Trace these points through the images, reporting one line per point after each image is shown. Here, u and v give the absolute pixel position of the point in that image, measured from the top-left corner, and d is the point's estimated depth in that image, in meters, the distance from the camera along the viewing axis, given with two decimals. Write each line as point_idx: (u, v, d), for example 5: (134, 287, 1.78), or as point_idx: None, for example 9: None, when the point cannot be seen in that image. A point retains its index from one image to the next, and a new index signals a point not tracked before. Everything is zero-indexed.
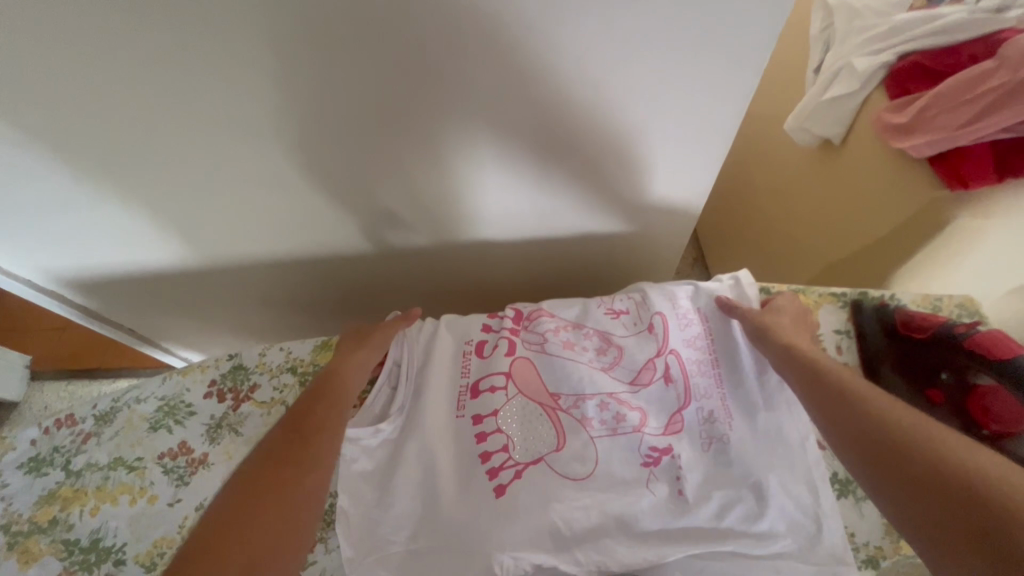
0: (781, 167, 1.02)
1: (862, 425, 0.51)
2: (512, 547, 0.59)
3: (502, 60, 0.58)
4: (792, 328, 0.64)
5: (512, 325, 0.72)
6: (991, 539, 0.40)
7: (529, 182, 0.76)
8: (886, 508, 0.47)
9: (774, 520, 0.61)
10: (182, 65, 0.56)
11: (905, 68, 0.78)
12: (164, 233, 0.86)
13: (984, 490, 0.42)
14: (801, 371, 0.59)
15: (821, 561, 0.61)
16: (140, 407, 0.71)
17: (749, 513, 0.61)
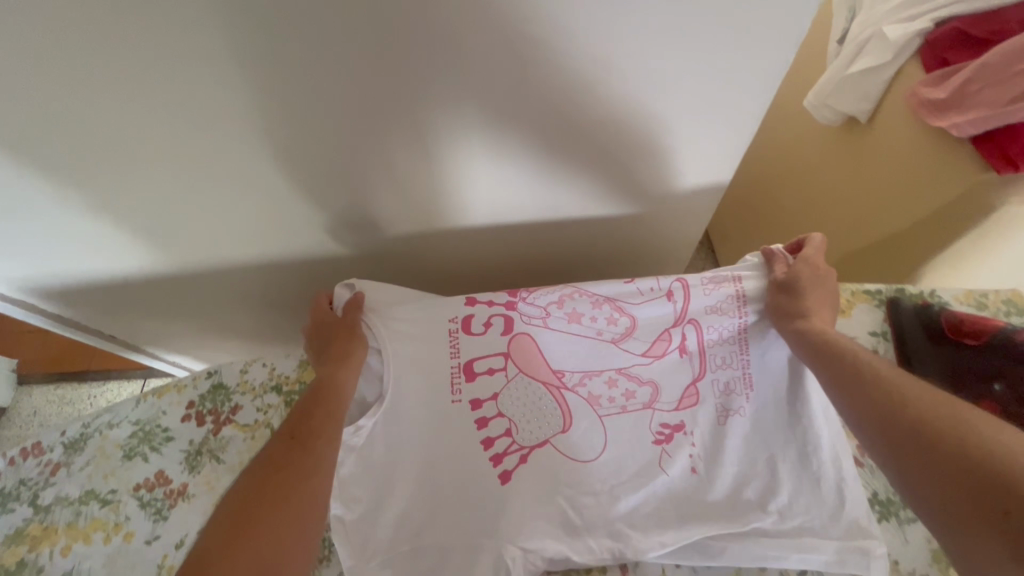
0: (805, 125, 0.94)
1: (865, 398, 0.47)
2: (523, 537, 0.57)
3: (498, 41, 0.51)
4: (813, 301, 0.57)
5: (508, 299, 0.64)
6: (1011, 520, 0.35)
7: (532, 173, 0.69)
8: (901, 487, 0.42)
9: (794, 495, 0.57)
10: (134, 58, 0.49)
11: (944, 37, 0.70)
12: (135, 240, 0.79)
13: (1003, 466, 0.37)
14: (812, 350, 0.53)
15: (845, 532, 0.56)
16: (113, 433, 0.65)
17: (765, 489, 0.58)
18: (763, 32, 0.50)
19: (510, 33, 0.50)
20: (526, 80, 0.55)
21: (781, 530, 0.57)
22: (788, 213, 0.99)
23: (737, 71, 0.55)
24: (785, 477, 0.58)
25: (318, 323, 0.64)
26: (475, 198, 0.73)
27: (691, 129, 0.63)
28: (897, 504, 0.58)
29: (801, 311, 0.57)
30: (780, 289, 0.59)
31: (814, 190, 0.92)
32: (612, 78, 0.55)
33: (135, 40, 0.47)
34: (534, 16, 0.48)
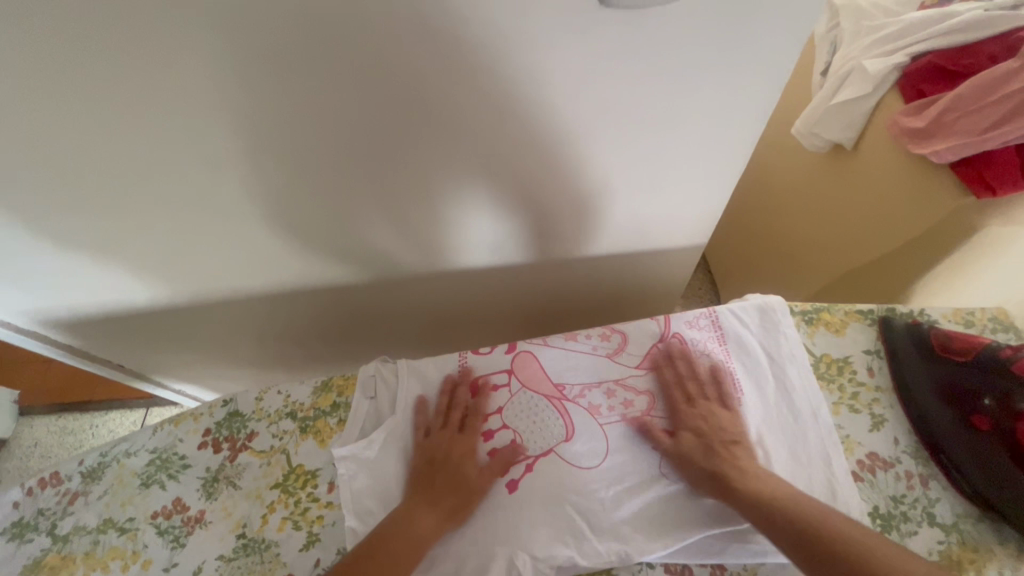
0: (781, 162, 1.01)
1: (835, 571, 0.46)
2: (532, 545, 0.56)
3: (506, 85, 0.55)
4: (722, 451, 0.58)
5: None
6: None
7: (535, 200, 0.74)
8: None
9: None
10: (170, 101, 0.53)
11: (920, 69, 0.75)
12: (154, 269, 0.82)
13: None
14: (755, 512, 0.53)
15: None
16: (130, 461, 0.67)
17: None
18: (753, 69, 0.54)
19: (517, 79, 0.54)
20: (531, 118, 0.59)
21: None
22: (783, 235, 1.02)
23: (726, 109, 0.60)
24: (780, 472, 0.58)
25: (430, 444, 0.62)
26: (480, 227, 0.78)
27: (685, 157, 0.67)
28: (899, 515, 0.55)
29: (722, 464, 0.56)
30: (682, 439, 0.59)
31: (803, 211, 0.96)
32: (612, 117, 0.60)
33: (171, 86, 0.51)
34: (540, 67, 0.53)
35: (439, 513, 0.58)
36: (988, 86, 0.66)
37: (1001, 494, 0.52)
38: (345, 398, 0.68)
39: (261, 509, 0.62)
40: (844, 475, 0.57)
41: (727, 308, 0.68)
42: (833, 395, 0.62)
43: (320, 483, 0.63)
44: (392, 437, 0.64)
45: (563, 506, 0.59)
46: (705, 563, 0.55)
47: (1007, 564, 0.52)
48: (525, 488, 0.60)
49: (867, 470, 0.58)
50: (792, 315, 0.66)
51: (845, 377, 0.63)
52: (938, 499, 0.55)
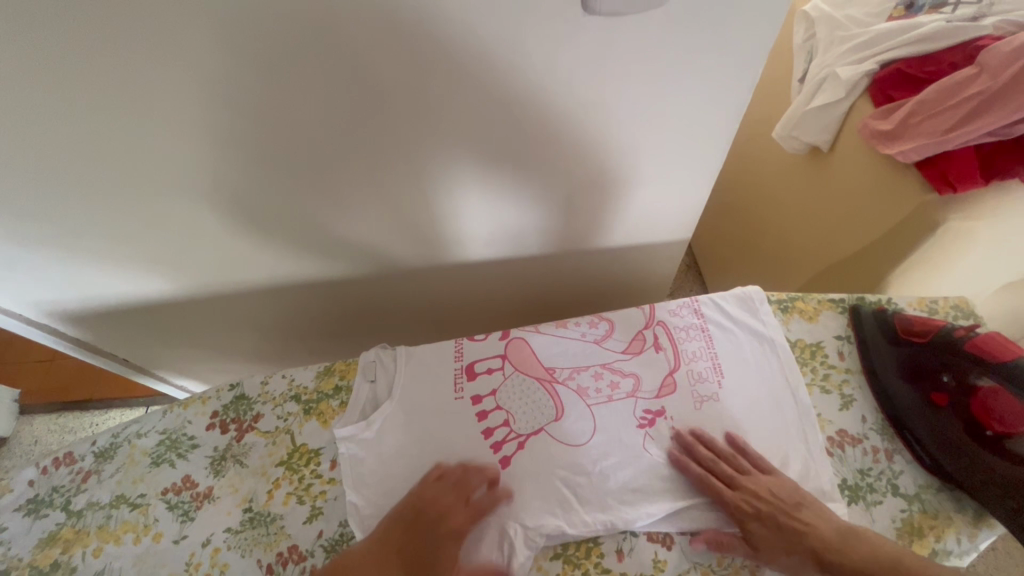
0: (761, 165, 1.06)
1: None
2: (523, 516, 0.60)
3: (500, 85, 0.60)
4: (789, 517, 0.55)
5: None
6: None
7: (527, 196, 0.78)
8: None
9: None
10: (190, 92, 0.57)
11: (888, 76, 0.80)
12: (163, 260, 0.86)
13: None
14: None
15: None
16: (142, 442, 0.70)
17: None
18: (728, 69, 0.59)
19: (510, 80, 0.59)
20: (523, 117, 0.64)
21: None
22: (765, 231, 1.07)
23: (703, 111, 0.65)
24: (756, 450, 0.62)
25: (416, 490, 0.61)
26: (475, 220, 0.82)
27: (668, 155, 0.72)
28: (866, 486, 0.59)
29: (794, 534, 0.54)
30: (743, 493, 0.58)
31: (783, 208, 1.01)
32: (600, 117, 0.65)
33: (192, 78, 0.56)
34: (533, 65, 0.57)
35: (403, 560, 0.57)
36: (948, 91, 0.72)
37: (958, 465, 0.56)
38: (346, 382, 0.72)
39: (266, 486, 0.66)
40: (817, 451, 0.61)
41: (710, 299, 0.73)
42: (807, 377, 0.66)
43: (323, 461, 0.67)
44: (391, 418, 0.68)
45: (553, 479, 0.62)
46: (685, 531, 0.59)
47: (965, 530, 0.56)
48: (517, 463, 0.63)
49: (837, 445, 0.62)
50: (768, 303, 0.71)
51: (818, 360, 0.67)
52: (901, 472, 0.59)
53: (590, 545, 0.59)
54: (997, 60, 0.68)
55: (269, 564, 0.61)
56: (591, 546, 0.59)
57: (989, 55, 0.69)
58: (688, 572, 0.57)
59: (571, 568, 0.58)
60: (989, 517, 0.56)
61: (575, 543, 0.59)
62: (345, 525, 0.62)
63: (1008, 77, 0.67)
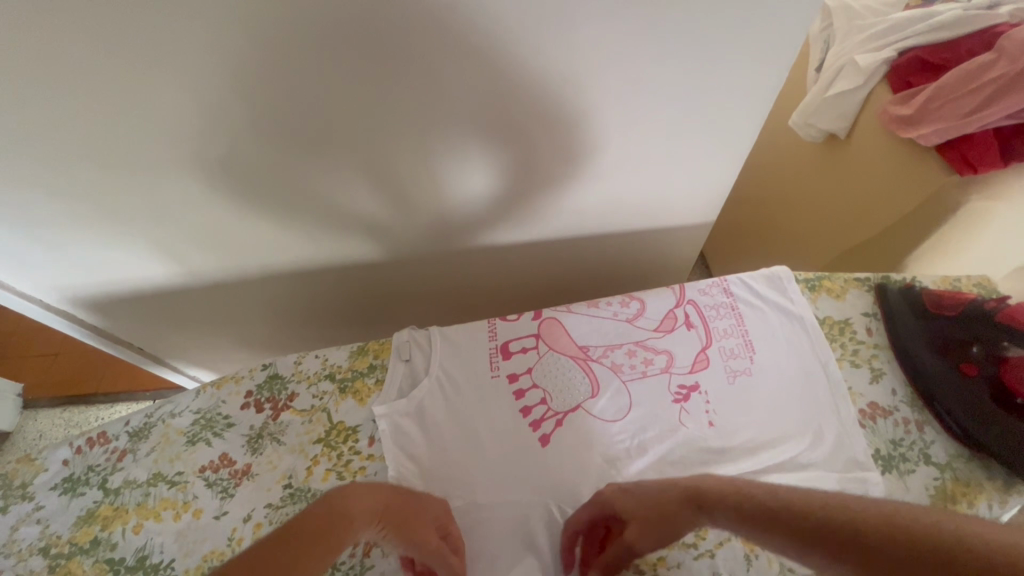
0: (777, 153, 1.08)
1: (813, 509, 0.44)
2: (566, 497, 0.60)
3: (543, 65, 0.61)
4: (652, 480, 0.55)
5: None
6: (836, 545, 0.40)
7: (556, 179, 0.79)
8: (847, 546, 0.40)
9: (804, 447, 0.62)
10: (238, 67, 0.58)
11: (906, 63, 0.82)
12: (188, 242, 0.86)
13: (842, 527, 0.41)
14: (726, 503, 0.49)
15: (844, 468, 0.60)
16: (176, 421, 0.70)
17: (783, 442, 0.62)
18: (764, 49, 0.60)
19: (551, 58, 0.60)
20: (559, 97, 0.65)
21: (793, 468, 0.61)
22: (781, 216, 1.08)
23: (737, 92, 0.66)
24: (791, 421, 0.63)
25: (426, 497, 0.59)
26: (503, 203, 0.82)
27: (698, 138, 0.73)
28: (898, 456, 0.60)
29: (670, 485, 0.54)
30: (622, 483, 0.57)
31: (799, 193, 1.03)
32: (636, 100, 0.66)
33: (241, 52, 0.56)
34: (574, 42, 0.58)
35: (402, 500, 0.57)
36: (968, 76, 0.73)
37: (988, 433, 0.58)
38: (380, 361, 0.73)
39: (305, 462, 0.66)
40: (850, 423, 0.62)
41: (739, 277, 0.74)
42: (836, 352, 0.68)
43: (361, 438, 0.67)
44: (428, 395, 0.69)
45: (592, 453, 0.63)
46: None
47: (996, 497, 0.57)
48: (556, 438, 0.64)
49: (868, 418, 0.63)
50: (796, 282, 0.72)
51: (846, 336, 0.69)
52: (932, 442, 0.61)
53: None
54: (1016, 44, 0.69)
55: None
56: None
57: (1008, 40, 0.70)
58: (729, 540, 0.57)
59: None
60: (1019, 484, 0.58)
61: None
62: None
63: None
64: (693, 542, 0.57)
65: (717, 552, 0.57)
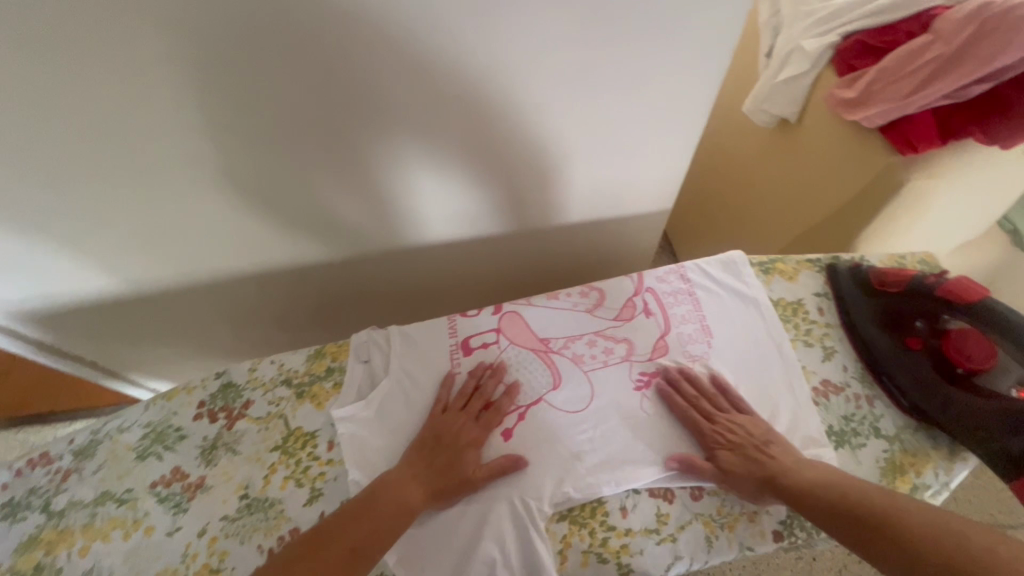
0: (733, 140, 1.09)
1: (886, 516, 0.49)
2: (530, 490, 0.60)
3: (487, 55, 0.60)
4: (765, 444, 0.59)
5: None
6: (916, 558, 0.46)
7: (512, 171, 0.78)
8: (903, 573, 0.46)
9: None
10: (164, 63, 0.55)
11: (850, 47, 0.83)
12: (131, 251, 0.82)
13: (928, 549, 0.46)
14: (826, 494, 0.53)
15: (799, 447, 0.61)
16: (124, 437, 0.68)
17: None
18: (707, 35, 0.61)
19: (496, 49, 0.59)
20: (508, 89, 0.65)
21: None
22: (738, 202, 1.10)
23: (683, 79, 0.67)
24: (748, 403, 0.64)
25: (434, 422, 0.63)
26: (459, 199, 0.82)
27: (650, 127, 0.74)
28: (851, 431, 0.62)
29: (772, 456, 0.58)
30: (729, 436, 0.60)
31: (755, 179, 1.04)
32: (585, 89, 0.66)
33: (168, 47, 0.53)
34: (519, 33, 0.57)
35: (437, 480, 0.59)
36: (908, 57, 0.75)
37: (932, 404, 0.60)
38: (338, 363, 0.71)
39: (262, 472, 0.64)
40: (805, 401, 0.64)
41: (696, 262, 0.75)
42: (790, 333, 0.69)
43: (319, 443, 0.65)
44: (387, 396, 0.67)
45: (554, 445, 0.63)
46: (685, 486, 0.60)
47: (940, 465, 0.60)
48: (519, 434, 0.64)
49: (821, 395, 0.65)
50: (750, 266, 0.73)
51: (799, 317, 0.70)
52: (882, 415, 0.63)
53: (594, 505, 0.60)
54: (951, 25, 0.71)
55: (271, 549, 0.59)
56: (596, 506, 0.59)
57: (944, 22, 0.73)
58: (690, 523, 0.58)
59: (578, 528, 0.58)
60: (962, 451, 0.60)
61: (580, 504, 0.60)
62: None
63: (962, 40, 0.70)
64: (655, 527, 0.58)
65: (679, 536, 0.57)
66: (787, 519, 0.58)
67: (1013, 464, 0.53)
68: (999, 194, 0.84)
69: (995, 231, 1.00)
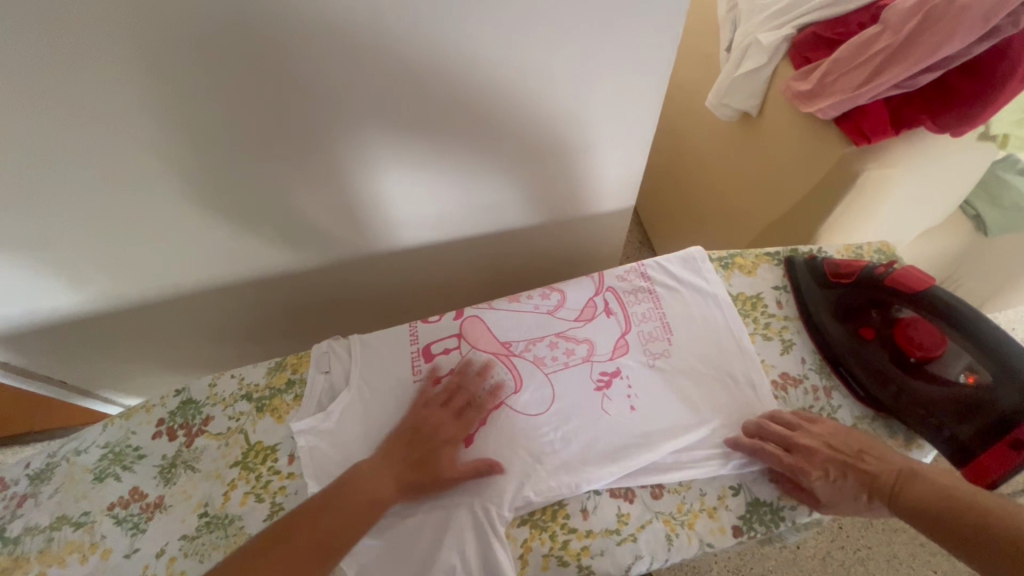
0: (698, 135, 1.09)
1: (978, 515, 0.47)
2: (490, 495, 0.59)
3: (427, 56, 0.59)
4: (856, 456, 0.57)
5: None
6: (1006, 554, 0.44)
7: (470, 175, 0.78)
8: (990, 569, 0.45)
9: (722, 424, 0.63)
10: (95, 77, 0.54)
11: (807, 40, 0.84)
12: (90, 271, 0.81)
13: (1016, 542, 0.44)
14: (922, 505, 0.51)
15: None
16: (81, 459, 0.66)
17: (699, 421, 0.63)
18: (651, 31, 0.61)
19: (441, 52, 0.59)
20: (457, 92, 0.64)
21: (712, 444, 0.62)
22: (705, 197, 1.10)
23: (633, 77, 0.67)
24: (709, 399, 0.65)
25: (411, 416, 0.63)
26: (434, 200, 0.81)
27: (605, 124, 0.74)
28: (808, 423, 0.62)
29: (864, 471, 0.56)
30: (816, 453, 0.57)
31: (720, 173, 1.04)
32: (535, 88, 0.66)
33: (97, 61, 0.52)
34: (461, 34, 0.57)
35: (401, 476, 0.58)
36: (859, 49, 0.76)
37: (885, 394, 0.60)
38: (299, 375, 0.70)
39: (221, 488, 0.63)
40: (764, 394, 0.64)
41: (656, 260, 0.75)
42: (749, 327, 0.69)
43: (280, 456, 0.65)
44: (348, 407, 0.67)
45: (515, 448, 0.63)
46: (646, 485, 0.60)
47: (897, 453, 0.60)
48: (480, 440, 0.64)
49: (781, 388, 0.65)
50: (709, 262, 0.74)
51: (758, 311, 0.70)
52: (839, 407, 0.63)
53: (555, 508, 0.60)
54: (898, 16, 0.72)
55: None
56: (557, 508, 0.59)
57: (892, 13, 0.73)
58: (650, 522, 0.58)
59: (539, 532, 0.58)
60: (919, 438, 0.61)
61: (541, 507, 0.60)
62: None
63: (908, 30, 0.70)
64: (615, 528, 0.58)
65: (639, 535, 0.57)
66: (747, 514, 0.58)
67: (962, 451, 0.55)
68: (954, 184, 0.84)
69: (957, 215, 1.01)
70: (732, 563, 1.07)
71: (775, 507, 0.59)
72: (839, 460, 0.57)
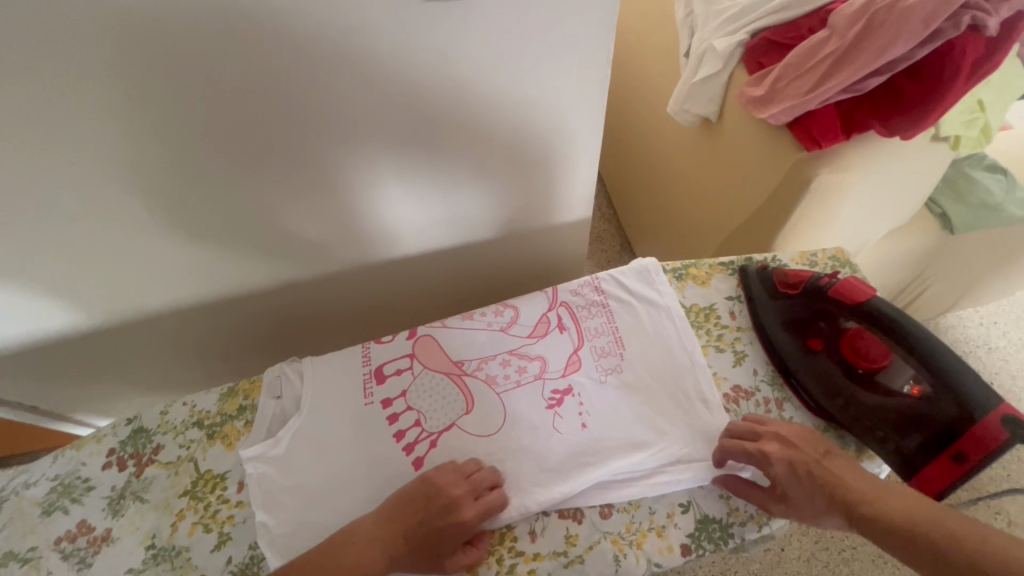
0: (662, 140, 1.09)
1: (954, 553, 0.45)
2: None
3: (358, 78, 0.58)
4: (822, 457, 0.56)
5: None
6: None
7: (422, 190, 0.77)
8: None
9: (671, 440, 0.62)
10: (14, 118, 0.52)
11: (759, 45, 0.84)
12: (43, 301, 0.80)
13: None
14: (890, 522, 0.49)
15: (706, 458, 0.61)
16: (30, 492, 0.66)
17: (648, 437, 0.62)
18: (583, 46, 0.61)
19: (371, 73, 0.58)
20: (394, 111, 0.64)
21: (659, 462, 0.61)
22: (672, 202, 1.10)
23: (572, 90, 0.67)
24: (659, 414, 0.64)
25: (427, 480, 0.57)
26: (411, 211, 0.80)
27: (550, 136, 0.73)
28: None
29: (830, 471, 0.54)
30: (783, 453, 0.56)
31: (684, 179, 1.04)
32: (472, 104, 0.65)
33: (13, 101, 0.51)
34: (389, 56, 0.57)
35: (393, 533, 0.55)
36: (809, 54, 0.76)
37: (835, 405, 0.60)
38: (251, 401, 0.70)
39: (169, 519, 0.63)
40: (713, 407, 0.63)
41: (610, 273, 0.74)
42: (702, 339, 0.69)
43: (229, 485, 0.64)
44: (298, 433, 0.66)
45: None
46: (594, 504, 0.59)
47: None
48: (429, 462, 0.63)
49: (732, 401, 0.65)
50: (663, 273, 0.73)
51: (711, 322, 0.70)
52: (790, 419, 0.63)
53: (503, 531, 0.59)
54: (844, 20, 0.72)
55: None
56: (505, 531, 0.59)
57: (838, 17, 0.73)
58: (598, 542, 0.58)
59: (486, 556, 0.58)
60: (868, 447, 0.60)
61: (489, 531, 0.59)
62: (255, 547, 0.61)
63: (854, 34, 0.70)
64: (563, 550, 0.57)
65: (587, 556, 0.57)
66: (695, 531, 0.58)
67: (907, 463, 0.55)
68: (911, 186, 0.84)
69: (924, 213, 1.00)
70: (715, 567, 1.06)
71: (724, 523, 0.59)
72: (806, 459, 0.55)
